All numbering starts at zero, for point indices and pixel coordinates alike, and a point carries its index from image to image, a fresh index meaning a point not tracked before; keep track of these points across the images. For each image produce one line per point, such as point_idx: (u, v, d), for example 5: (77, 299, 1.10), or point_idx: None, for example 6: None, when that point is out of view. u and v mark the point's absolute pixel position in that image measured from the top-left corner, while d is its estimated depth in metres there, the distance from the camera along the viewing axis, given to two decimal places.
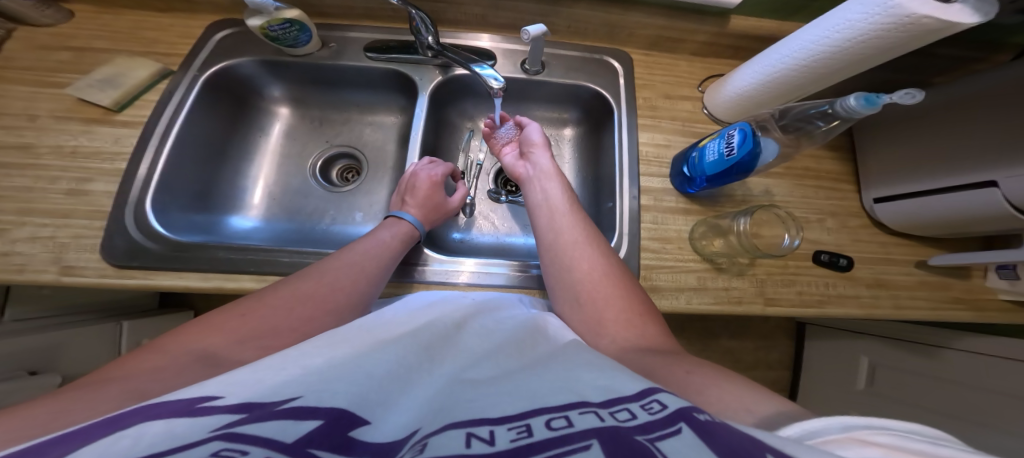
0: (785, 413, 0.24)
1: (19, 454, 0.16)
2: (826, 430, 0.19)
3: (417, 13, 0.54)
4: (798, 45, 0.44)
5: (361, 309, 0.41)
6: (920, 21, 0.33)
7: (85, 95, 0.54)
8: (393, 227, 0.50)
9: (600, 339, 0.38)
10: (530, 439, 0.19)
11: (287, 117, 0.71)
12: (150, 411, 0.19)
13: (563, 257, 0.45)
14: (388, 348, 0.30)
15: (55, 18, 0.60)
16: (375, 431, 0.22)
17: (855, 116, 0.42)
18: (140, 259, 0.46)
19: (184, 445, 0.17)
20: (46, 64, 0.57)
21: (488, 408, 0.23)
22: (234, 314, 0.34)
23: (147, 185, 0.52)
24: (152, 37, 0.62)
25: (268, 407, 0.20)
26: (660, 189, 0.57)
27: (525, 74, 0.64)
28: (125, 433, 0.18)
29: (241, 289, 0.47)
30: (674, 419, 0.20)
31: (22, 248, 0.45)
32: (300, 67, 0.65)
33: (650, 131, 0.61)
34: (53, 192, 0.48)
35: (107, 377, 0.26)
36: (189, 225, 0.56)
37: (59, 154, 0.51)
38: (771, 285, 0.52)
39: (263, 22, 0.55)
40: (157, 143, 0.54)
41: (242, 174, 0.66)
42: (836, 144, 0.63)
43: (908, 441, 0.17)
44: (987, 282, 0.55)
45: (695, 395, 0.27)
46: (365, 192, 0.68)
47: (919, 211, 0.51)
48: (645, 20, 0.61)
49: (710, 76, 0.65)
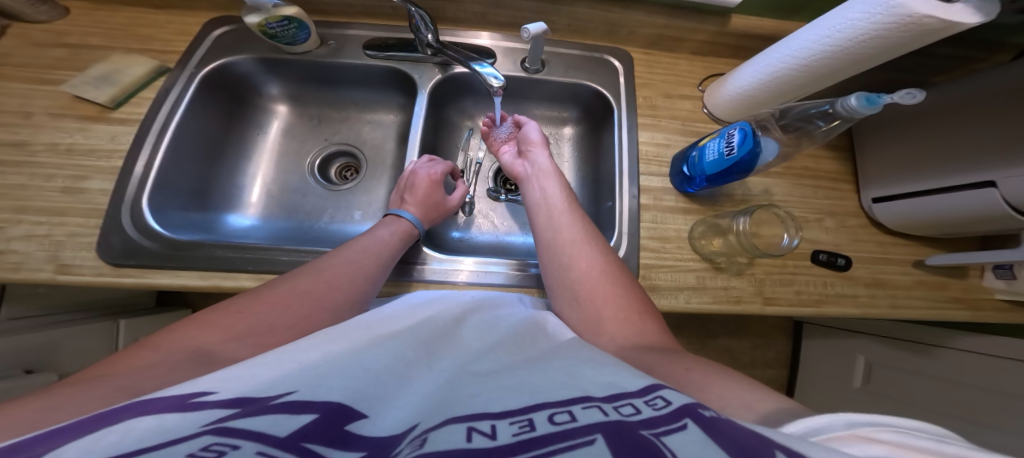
0: (787, 410, 0.24)
1: (7, 452, 0.16)
2: (830, 426, 0.19)
3: (417, 11, 0.54)
4: (799, 44, 0.44)
5: (360, 307, 0.40)
6: (922, 21, 0.33)
7: (80, 93, 0.54)
8: (392, 225, 0.50)
9: (600, 337, 0.38)
10: (532, 434, 0.19)
11: (285, 115, 0.71)
12: (141, 408, 0.19)
13: (562, 255, 0.45)
14: (387, 344, 0.29)
15: (50, 15, 0.59)
16: (374, 426, 0.22)
17: (856, 116, 0.42)
18: (136, 258, 0.46)
19: (174, 440, 0.17)
20: (41, 61, 0.57)
21: (489, 403, 0.23)
22: (230, 312, 0.34)
23: (143, 182, 0.51)
24: (149, 34, 0.61)
25: (262, 401, 0.20)
26: (660, 189, 0.57)
27: (525, 72, 0.64)
28: (113, 429, 0.17)
29: (239, 288, 0.47)
30: (679, 415, 0.20)
31: (17, 246, 0.44)
32: (299, 65, 0.64)
33: (650, 131, 0.60)
34: (48, 190, 0.48)
35: (101, 375, 0.26)
36: (187, 224, 0.56)
37: (54, 151, 0.50)
38: (770, 284, 0.52)
39: (262, 19, 0.54)
40: (153, 140, 0.54)
41: (240, 172, 0.66)
42: (835, 144, 0.63)
43: (912, 438, 0.17)
44: (984, 281, 0.55)
45: (695, 392, 0.27)
46: (365, 190, 0.68)
47: (918, 211, 0.51)
48: (645, 19, 0.61)
49: (710, 75, 0.65)
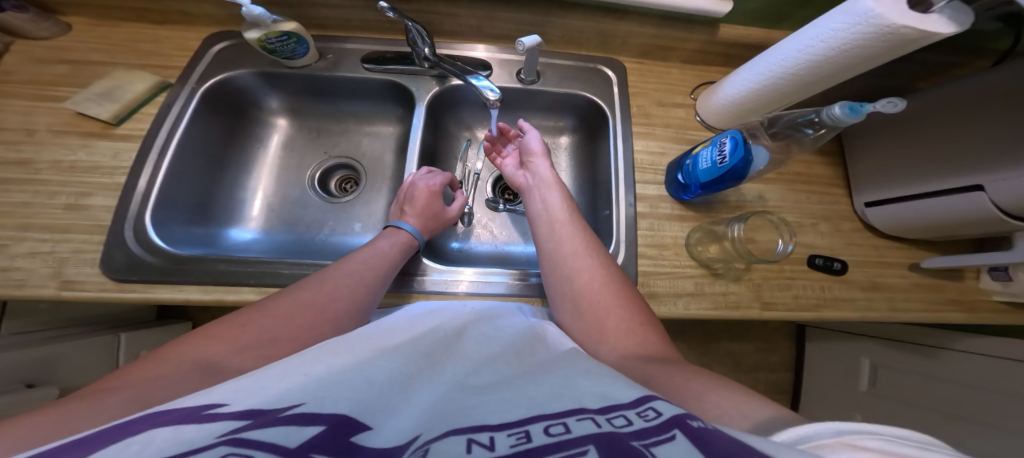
0: (778, 418, 0.25)
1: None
2: (819, 435, 0.19)
3: (413, 26, 0.55)
4: (785, 53, 0.45)
5: (361, 319, 0.41)
6: (899, 31, 0.34)
7: (83, 109, 0.55)
8: (392, 237, 0.51)
9: (601, 349, 0.38)
10: (529, 445, 0.20)
11: (285, 128, 0.72)
12: (158, 418, 0.20)
13: (564, 267, 0.45)
14: (389, 356, 0.30)
15: (53, 31, 0.61)
16: (376, 436, 0.22)
17: (842, 124, 0.42)
18: (140, 273, 0.47)
19: (191, 451, 0.17)
20: (45, 78, 0.58)
21: (489, 415, 0.23)
22: (233, 324, 0.35)
23: (146, 198, 0.52)
24: (150, 50, 0.63)
25: (272, 414, 0.21)
26: (655, 196, 0.57)
27: (521, 83, 0.65)
28: (134, 439, 0.18)
29: (241, 301, 0.47)
30: (669, 425, 0.20)
31: (22, 263, 0.45)
32: (297, 78, 0.66)
33: (645, 139, 0.61)
34: (52, 207, 0.49)
35: (106, 387, 0.26)
36: (189, 238, 0.57)
37: (58, 168, 0.51)
38: (767, 289, 0.52)
39: (261, 35, 0.55)
40: (157, 155, 0.55)
41: (242, 185, 0.67)
42: (827, 149, 0.64)
43: (896, 446, 0.18)
44: (981, 283, 0.56)
45: (693, 402, 0.28)
46: (365, 201, 0.68)
47: (909, 215, 0.52)
48: (637, 29, 0.62)
49: (701, 83, 0.67)
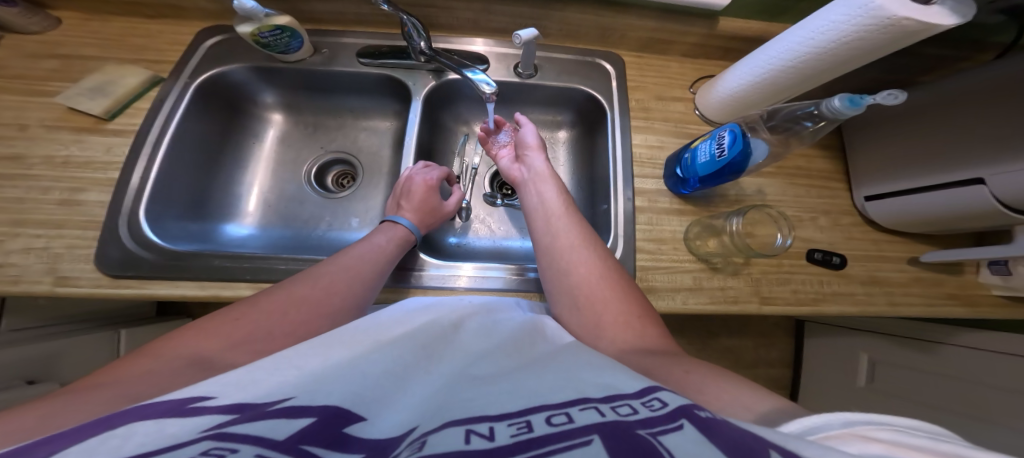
0: (783, 410, 0.24)
1: (4, 457, 0.16)
2: (828, 425, 0.19)
3: (409, 19, 0.54)
4: (785, 46, 0.44)
5: (357, 313, 0.41)
6: (901, 23, 0.34)
7: (75, 104, 0.54)
8: (389, 231, 0.50)
9: (600, 341, 0.38)
10: (530, 435, 0.19)
11: (280, 123, 0.71)
12: (140, 412, 0.19)
13: (561, 261, 0.45)
14: (385, 350, 0.30)
15: (43, 25, 0.60)
16: (372, 427, 0.22)
17: (842, 117, 0.42)
18: (134, 268, 0.46)
19: (175, 445, 0.17)
20: (36, 73, 0.57)
21: (486, 407, 0.23)
22: (226, 319, 0.34)
23: (140, 194, 0.52)
24: (141, 44, 0.62)
25: (261, 407, 0.20)
26: (654, 191, 0.57)
27: (518, 77, 0.64)
28: (114, 433, 0.18)
29: (237, 296, 0.47)
30: (676, 415, 0.20)
31: (16, 259, 0.45)
32: (293, 73, 0.65)
33: (643, 133, 0.61)
34: (46, 203, 0.48)
35: (96, 383, 0.26)
36: (184, 234, 0.56)
37: (50, 164, 0.51)
38: (766, 284, 0.52)
39: (253, 29, 0.54)
40: (150, 150, 0.54)
41: (237, 181, 0.67)
42: (827, 143, 0.63)
43: (909, 437, 0.18)
44: (980, 277, 0.55)
45: (695, 393, 0.27)
46: (362, 197, 0.68)
47: (908, 208, 0.52)
48: (636, 23, 0.62)
49: (701, 77, 0.66)
